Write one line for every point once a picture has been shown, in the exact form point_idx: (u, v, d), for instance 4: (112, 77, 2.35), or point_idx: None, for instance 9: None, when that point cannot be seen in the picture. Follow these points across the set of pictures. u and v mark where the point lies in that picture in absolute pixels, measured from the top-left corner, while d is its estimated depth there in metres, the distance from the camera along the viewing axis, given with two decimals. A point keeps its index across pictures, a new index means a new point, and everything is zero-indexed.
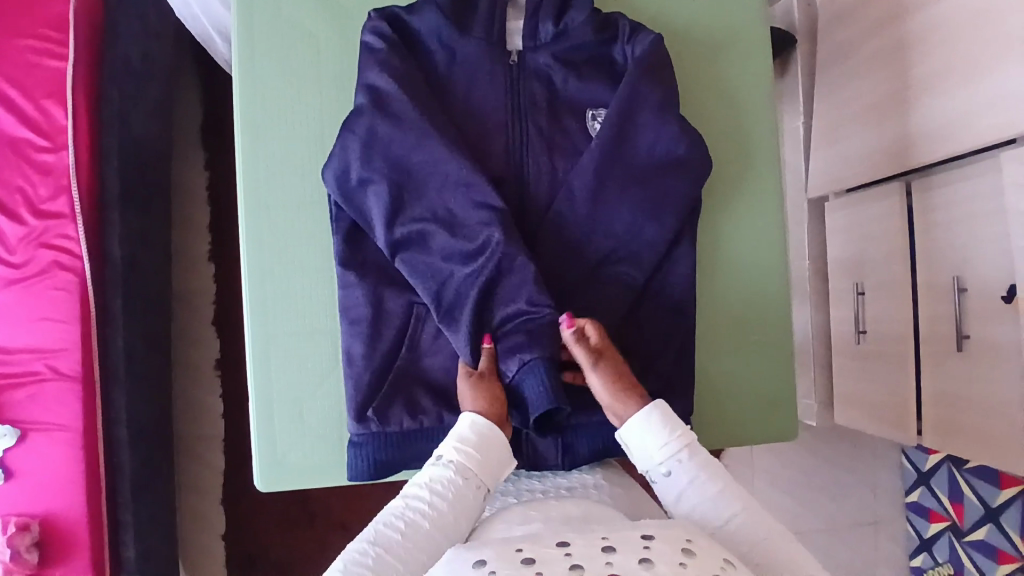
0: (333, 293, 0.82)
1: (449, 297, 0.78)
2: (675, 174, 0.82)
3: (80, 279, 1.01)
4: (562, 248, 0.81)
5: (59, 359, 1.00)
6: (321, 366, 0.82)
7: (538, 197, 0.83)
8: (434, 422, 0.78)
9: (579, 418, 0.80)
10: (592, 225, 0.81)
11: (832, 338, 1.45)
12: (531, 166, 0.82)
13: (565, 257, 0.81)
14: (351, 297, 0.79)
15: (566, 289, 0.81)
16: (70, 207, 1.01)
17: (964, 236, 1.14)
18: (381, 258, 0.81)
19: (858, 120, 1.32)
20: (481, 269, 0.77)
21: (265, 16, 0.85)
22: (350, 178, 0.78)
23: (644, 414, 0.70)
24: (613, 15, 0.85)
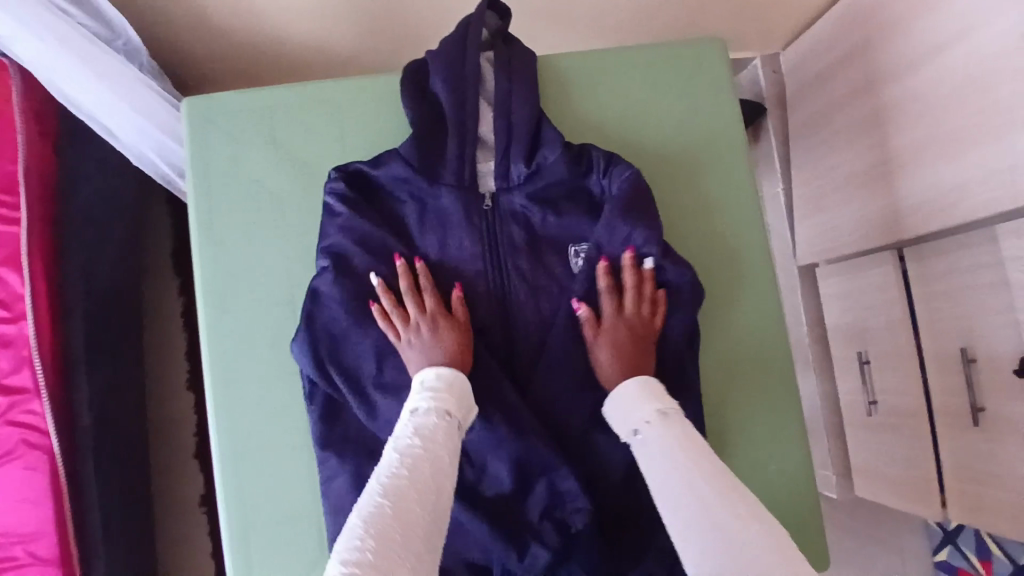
0: (313, 471, 0.77)
1: None
2: (668, 307, 0.77)
3: (51, 456, 0.95)
4: (554, 402, 0.76)
5: (37, 543, 0.94)
6: (302, 553, 0.76)
7: (525, 348, 0.79)
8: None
9: None
10: (585, 374, 0.76)
11: (843, 406, 1.41)
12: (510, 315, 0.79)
13: (559, 412, 0.76)
14: (331, 479, 0.73)
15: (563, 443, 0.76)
16: (34, 381, 0.95)
17: (965, 304, 1.09)
18: (364, 428, 0.75)
19: (842, 189, 1.30)
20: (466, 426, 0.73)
21: (225, 181, 0.81)
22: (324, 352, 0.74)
23: (628, 382, 0.69)
24: (585, 146, 0.83)
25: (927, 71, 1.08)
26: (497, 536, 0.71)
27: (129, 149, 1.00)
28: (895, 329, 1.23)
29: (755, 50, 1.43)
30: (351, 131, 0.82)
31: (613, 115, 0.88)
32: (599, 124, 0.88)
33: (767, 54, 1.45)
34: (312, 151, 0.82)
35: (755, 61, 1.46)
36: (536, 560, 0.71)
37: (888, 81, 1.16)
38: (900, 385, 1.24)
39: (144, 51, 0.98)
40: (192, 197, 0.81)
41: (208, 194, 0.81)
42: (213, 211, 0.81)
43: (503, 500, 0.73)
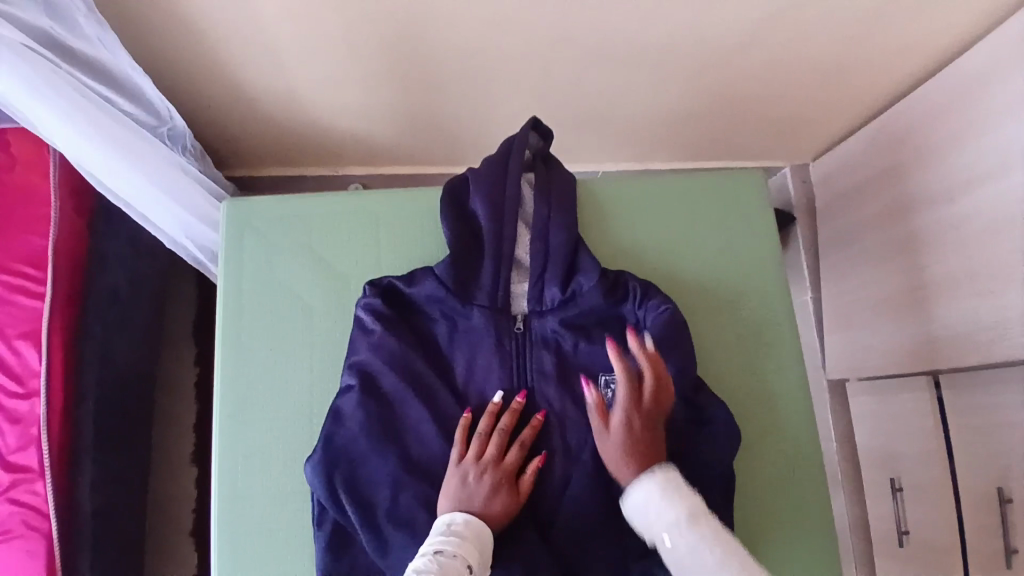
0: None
1: None
2: (700, 451, 0.73)
3: (48, 539, 0.91)
4: (576, 547, 0.73)
5: None
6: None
7: (550, 484, 0.74)
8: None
9: None
10: (610, 518, 0.73)
11: (872, 532, 1.34)
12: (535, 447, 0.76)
13: (580, 559, 0.73)
14: None
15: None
16: (41, 461, 0.92)
17: (1004, 443, 1.04)
18: (371, 562, 0.71)
19: (874, 305, 1.26)
20: None
21: (258, 287, 0.81)
22: (337, 477, 0.71)
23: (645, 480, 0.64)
24: (623, 275, 0.82)
25: (963, 204, 1.06)
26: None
27: (166, 235, 0.99)
28: (930, 458, 1.17)
29: (785, 159, 1.43)
30: (383, 245, 0.82)
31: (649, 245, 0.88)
32: (634, 251, 0.88)
33: (797, 164, 1.45)
34: (346, 262, 0.82)
35: (784, 169, 1.46)
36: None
37: (921, 207, 1.15)
38: (932, 518, 1.17)
39: (187, 135, 0.97)
40: (221, 300, 0.81)
41: (240, 298, 0.81)
42: (242, 317, 0.80)
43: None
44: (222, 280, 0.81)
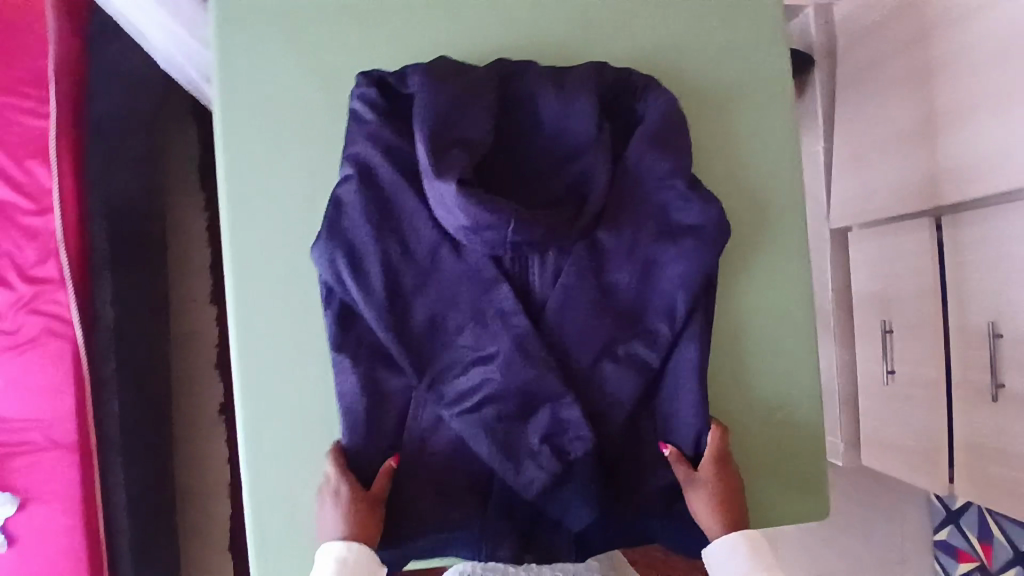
0: (322, 384, 0.80)
1: (445, 383, 0.78)
2: (688, 243, 0.79)
3: (73, 346, 0.98)
4: (565, 332, 0.79)
5: (54, 429, 0.97)
6: (304, 458, 0.80)
7: (540, 270, 0.80)
8: (434, 520, 0.78)
9: (573, 497, 0.76)
10: (600, 303, 0.80)
11: (859, 375, 1.40)
12: (493, 303, 0.78)
13: (569, 342, 0.79)
14: (344, 383, 0.77)
15: (571, 370, 0.79)
16: (59, 271, 0.98)
17: (996, 273, 1.06)
18: (376, 342, 0.78)
19: (886, 148, 1.24)
20: (486, 341, 0.78)
21: (257, 86, 0.83)
22: (341, 260, 0.76)
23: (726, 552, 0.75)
24: (627, 73, 0.85)
25: (988, 32, 1.01)
26: (497, 457, 0.76)
27: (157, 52, 1.00)
28: (924, 298, 1.20)
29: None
30: (380, 42, 0.85)
31: (655, 53, 0.88)
32: (640, 58, 0.88)
33: (821, 5, 1.37)
34: (341, 60, 0.84)
35: (807, 11, 1.38)
36: (536, 478, 0.76)
37: (942, 37, 1.09)
38: (920, 357, 1.22)
39: None
40: (218, 96, 0.83)
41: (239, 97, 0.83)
42: (242, 114, 0.83)
43: (505, 423, 0.77)
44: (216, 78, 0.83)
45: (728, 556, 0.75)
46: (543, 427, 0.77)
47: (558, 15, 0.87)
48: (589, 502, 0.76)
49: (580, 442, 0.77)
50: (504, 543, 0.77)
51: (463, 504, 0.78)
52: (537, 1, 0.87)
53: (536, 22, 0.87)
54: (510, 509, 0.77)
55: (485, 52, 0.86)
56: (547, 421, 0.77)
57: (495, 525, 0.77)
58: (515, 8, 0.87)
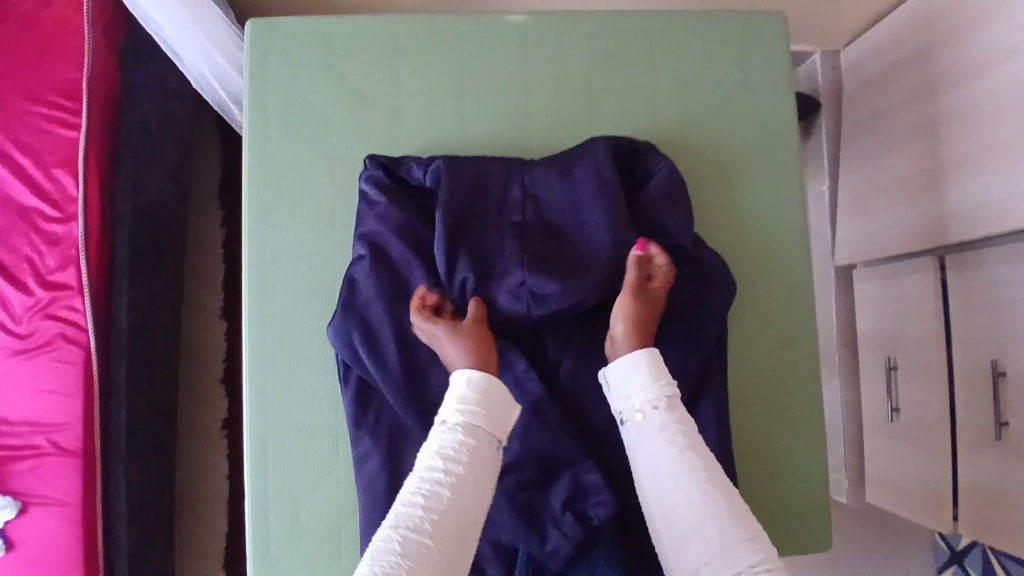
0: (339, 449, 0.81)
1: None
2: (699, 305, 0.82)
3: (85, 353, 0.99)
4: (581, 396, 0.82)
5: (61, 434, 0.98)
6: (325, 519, 0.80)
7: (552, 337, 0.83)
8: None
9: (599, 555, 0.75)
10: None
11: (863, 413, 1.40)
12: (510, 370, 0.80)
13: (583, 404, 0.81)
14: (363, 452, 0.78)
15: (588, 434, 0.81)
16: (78, 279, 0.99)
17: (997, 315, 1.08)
18: (395, 414, 0.79)
19: (890, 189, 1.27)
20: None
21: (279, 152, 0.87)
22: (357, 339, 0.78)
23: (637, 355, 0.71)
24: (630, 140, 0.87)
25: (988, 79, 1.04)
26: (521, 526, 0.76)
27: (189, 69, 1.04)
28: (927, 337, 1.21)
29: (816, 44, 1.39)
30: (403, 70, 0.89)
31: (669, 90, 0.91)
32: (655, 95, 0.90)
33: (829, 50, 1.41)
34: (368, 84, 0.88)
35: (816, 55, 1.42)
36: (562, 544, 0.75)
37: (947, 86, 1.13)
38: (921, 395, 1.23)
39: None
40: (247, 138, 0.87)
41: (263, 156, 0.86)
42: (261, 175, 0.86)
43: (525, 490, 0.78)
44: (247, 124, 0.87)
45: (627, 370, 0.72)
46: (566, 493, 0.76)
47: (575, 51, 0.91)
48: (613, 567, 0.75)
49: (603, 506, 0.75)
50: None
51: (489, 570, 0.80)
52: (557, 38, 0.91)
53: (554, 56, 0.90)
54: (538, 573, 0.78)
55: (502, 83, 0.89)
56: (568, 488, 0.77)
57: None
58: (533, 44, 0.90)
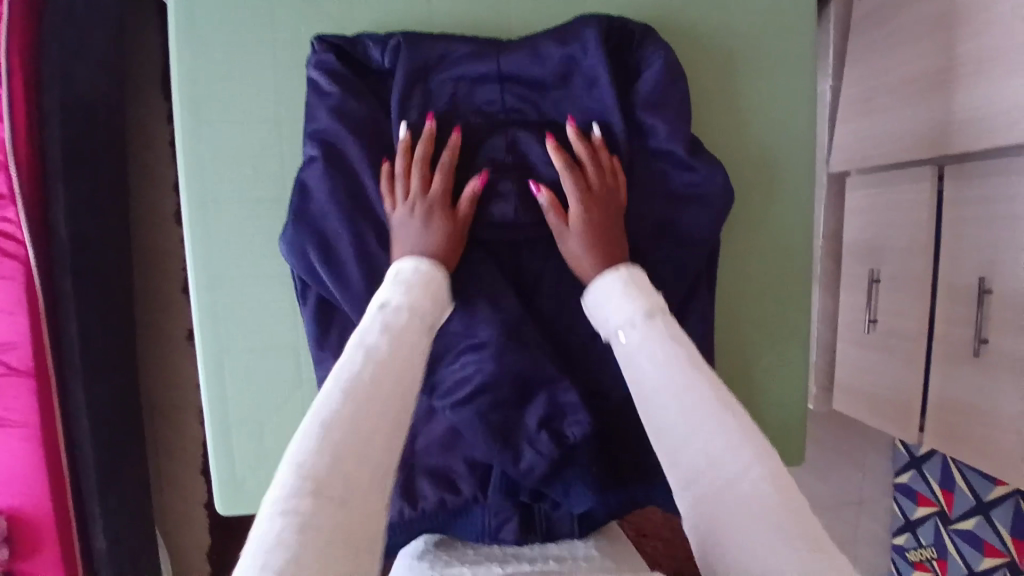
0: (300, 370, 0.76)
1: (435, 374, 0.75)
2: (692, 213, 0.75)
3: (25, 267, 0.91)
4: (557, 314, 0.77)
5: (10, 353, 0.92)
6: (290, 439, 0.77)
7: (529, 251, 0.77)
8: (435, 503, 0.77)
9: (574, 473, 0.73)
10: None
11: (839, 322, 1.39)
12: (484, 288, 0.74)
13: (559, 322, 0.77)
14: (325, 374, 0.73)
15: (566, 352, 0.77)
16: (9, 186, 0.90)
17: (993, 232, 1.04)
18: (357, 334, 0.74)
19: (896, 91, 1.17)
20: (477, 328, 0.74)
21: (212, 33, 0.74)
22: (314, 252, 0.71)
23: (611, 274, 0.64)
24: (622, 22, 0.77)
25: None
26: (494, 445, 0.72)
27: None
28: (915, 249, 1.18)
29: None
30: None
31: None
32: None
33: None
34: None
35: None
36: (536, 464, 0.72)
37: None
38: (901, 308, 1.22)
39: None
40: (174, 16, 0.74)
41: (192, 31, 0.74)
42: (193, 58, 0.74)
43: (500, 411, 0.73)
44: None
45: (612, 286, 0.63)
46: (541, 413, 0.73)
47: None
48: (588, 485, 0.73)
49: (580, 425, 0.72)
50: (509, 520, 0.77)
51: (463, 487, 0.77)
52: None
53: None
54: (512, 490, 0.75)
55: None
56: (544, 407, 0.73)
57: (496, 505, 0.77)
58: None
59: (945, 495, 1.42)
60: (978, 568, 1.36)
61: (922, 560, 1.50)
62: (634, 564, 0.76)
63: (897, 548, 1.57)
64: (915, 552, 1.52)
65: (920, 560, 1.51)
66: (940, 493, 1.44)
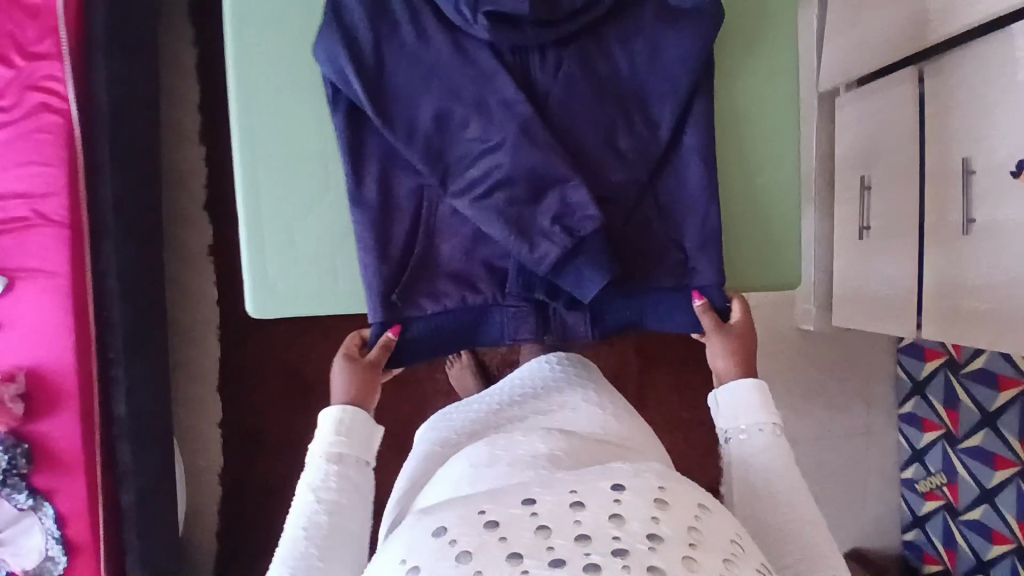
0: (331, 179, 0.85)
1: (454, 177, 0.82)
2: (687, 27, 0.85)
3: (67, 124, 0.99)
4: (566, 126, 0.84)
5: (47, 203, 0.99)
6: (319, 242, 0.85)
7: (542, 67, 0.84)
8: (456, 300, 0.85)
9: (583, 262, 0.79)
10: (604, 93, 0.85)
11: (836, 238, 1.45)
12: (496, 95, 0.81)
13: (568, 134, 0.84)
14: (361, 177, 0.83)
15: (581, 156, 0.85)
16: (58, 48, 0.99)
17: (974, 115, 1.10)
18: (384, 141, 0.83)
19: (870, 7, 1.28)
20: (494, 132, 0.81)
21: None
22: (346, 60, 0.80)
23: (746, 386, 0.80)
24: None
25: None
26: (510, 236, 0.79)
27: None
28: (908, 143, 1.23)
29: None
30: None
31: None
32: None
33: None
34: None
35: None
36: (548, 254, 0.78)
37: None
38: (897, 207, 1.26)
39: None
40: None
41: None
42: None
43: (516, 207, 0.80)
44: None
45: (741, 393, 0.79)
46: (554, 209, 0.80)
47: None
48: (599, 271, 0.79)
49: (586, 218, 0.79)
50: (529, 319, 0.87)
51: (482, 287, 0.85)
52: None
53: None
54: (527, 285, 0.83)
55: None
56: (556, 205, 0.80)
57: (515, 305, 0.86)
58: None
59: (952, 417, 1.39)
60: (989, 485, 1.31)
61: (932, 490, 1.45)
62: (618, 412, 0.90)
63: (905, 483, 1.53)
64: (924, 483, 1.47)
65: (930, 491, 1.46)
66: (946, 415, 1.41)
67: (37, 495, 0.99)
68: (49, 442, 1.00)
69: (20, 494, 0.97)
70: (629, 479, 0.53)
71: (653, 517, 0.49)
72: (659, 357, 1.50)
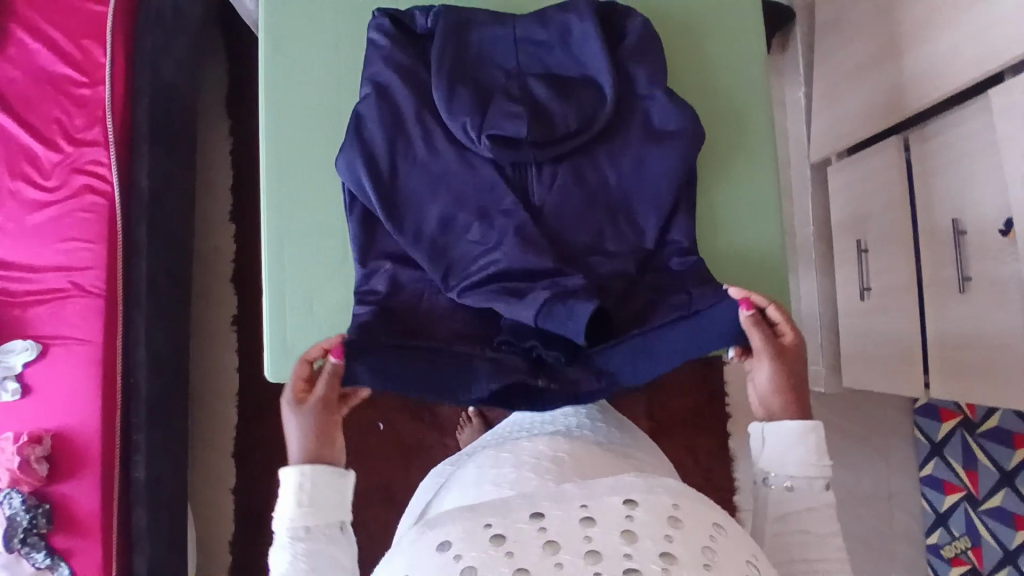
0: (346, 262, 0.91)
1: (454, 270, 0.87)
2: (670, 144, 0.90)
3: (109, 206, 1.07)
4: (557, 233, 0.88)
5: (84, 276, 1.06)
6: (333, 320, 0.90)
7: (539, 181, 0.89)
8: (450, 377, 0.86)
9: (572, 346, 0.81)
10: (593, 202, 0.90)
11: (839, 300, 1.48)
12: (497, 204, 0.87)
13: (560, 238, 0.88)
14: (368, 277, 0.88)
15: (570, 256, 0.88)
16: (104, 135, 1.09)
17: (956, 181, 1.15)
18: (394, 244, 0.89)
19: (850, 84, 1.37)
20: (493, 233, 0.86)
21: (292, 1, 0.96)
22: (360, 166, 0.86)
23: (800, 434, 0.73)
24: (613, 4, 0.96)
25: None
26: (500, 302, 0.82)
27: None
28: (894, 211, 1.27)
29: None
30: None
31: None
32: None
33: None
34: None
35: None
36: (534, 301, 0.80)
37: None
38: (893, 265, 1.28)
39: None
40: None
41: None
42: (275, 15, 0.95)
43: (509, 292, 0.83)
44: None
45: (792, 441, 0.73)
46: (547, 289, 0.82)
47: None
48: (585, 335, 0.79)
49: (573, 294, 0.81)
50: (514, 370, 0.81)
51: None
52: None
53: None
54: None
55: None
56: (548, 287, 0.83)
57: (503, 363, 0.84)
58: None
59: (970, 476, 1.37)
60: (1012, 545, 1.28)
61: (958, 554, 1.41)
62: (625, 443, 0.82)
63: (931, 548, 1.48)
64: (950, 547, 1.42)
65: (956, 556, 1.41)
66: (965, 474, 1.39)
67: (54, 555, 1.00)
68: (69, 504, 1.02)
69: (37, 553, 0.99)
70: (642, 493, 0.51)
71: (666, 535, 0.48)
72: (668, 424, 1.50)
